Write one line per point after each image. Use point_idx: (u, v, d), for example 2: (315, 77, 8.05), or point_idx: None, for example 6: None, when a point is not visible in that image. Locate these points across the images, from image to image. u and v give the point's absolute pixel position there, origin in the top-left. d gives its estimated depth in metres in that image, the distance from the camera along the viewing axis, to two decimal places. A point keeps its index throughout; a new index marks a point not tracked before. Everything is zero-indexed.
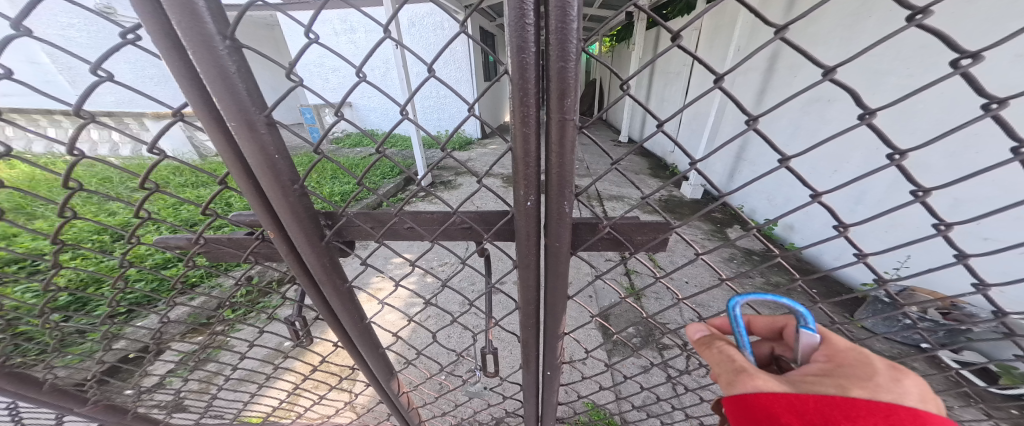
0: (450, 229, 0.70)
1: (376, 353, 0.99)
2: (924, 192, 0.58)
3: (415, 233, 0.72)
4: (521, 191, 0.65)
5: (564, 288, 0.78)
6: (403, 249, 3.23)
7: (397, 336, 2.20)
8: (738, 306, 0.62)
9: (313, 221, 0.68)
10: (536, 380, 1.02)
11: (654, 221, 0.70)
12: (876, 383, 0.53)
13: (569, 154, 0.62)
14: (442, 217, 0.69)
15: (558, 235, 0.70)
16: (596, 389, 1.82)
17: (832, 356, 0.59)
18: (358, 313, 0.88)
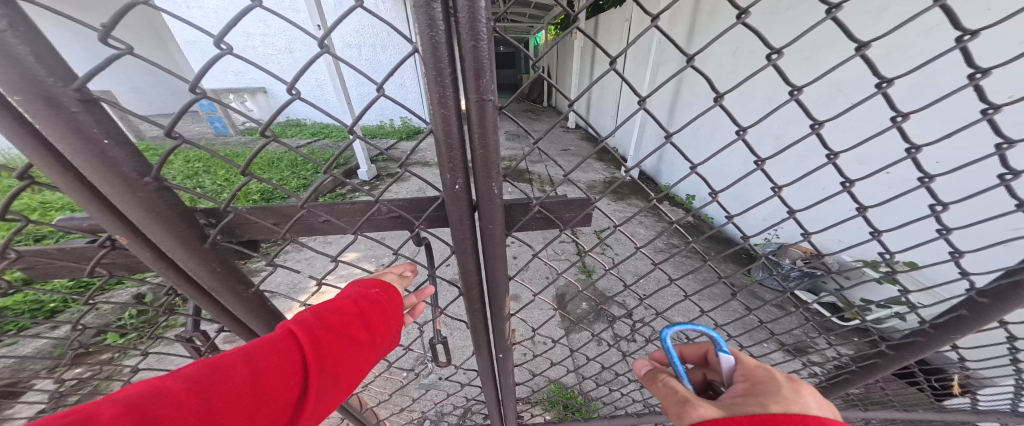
0: (377, 218, 0.67)
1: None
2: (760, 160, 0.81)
3: (333, 226, 0.67)
4: (448, 174, 0.65)
5: (507, 268, 0.80)
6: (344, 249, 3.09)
7: None
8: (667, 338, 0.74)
9: (192, 222, 0.58)
10: (491, 364, 1.04)
11: (577, 197, 0.75)
12: (784, 398, 0.60)
13: (491, 136, 0.64)
14: (364, 206, 0.65)
15: (491, 218, 0.72)
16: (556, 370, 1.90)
17: (748, 376, 0.68)
18: (271, 322, 0.81)
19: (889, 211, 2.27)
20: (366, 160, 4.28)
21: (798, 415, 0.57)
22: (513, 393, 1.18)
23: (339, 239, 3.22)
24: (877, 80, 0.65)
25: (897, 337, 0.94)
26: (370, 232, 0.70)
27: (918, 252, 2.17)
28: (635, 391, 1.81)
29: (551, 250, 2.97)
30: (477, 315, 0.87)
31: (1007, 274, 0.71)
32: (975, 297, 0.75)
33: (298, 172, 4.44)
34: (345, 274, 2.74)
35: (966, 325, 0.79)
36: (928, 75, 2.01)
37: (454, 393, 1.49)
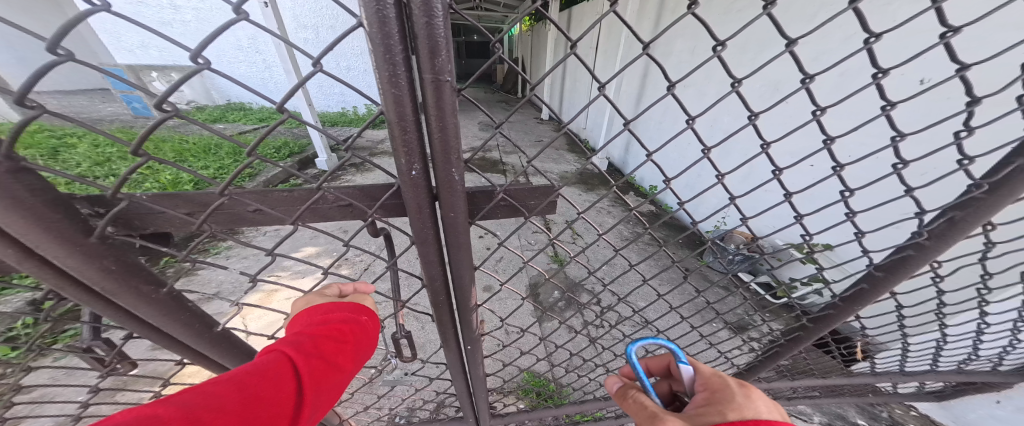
0: (322, 206, 0.61)
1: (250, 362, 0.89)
2: (709, 150, 0.85)
3: (267, 216, 0.59)
4: (403, 161, 0.61)
5: (471, 258, 0.77)
6: (304, 243, 2.94)
7: None
8: (632, 352, 0.77)
9: (71, 212, 0.48)
10: (460, 357, 1.02)
11: (542, 185, 0.74)
12: (738, 404, 0.64)
13: (450, 120, 0.60)
14: (304, 193, 0.58)
15: (453, 206, 0.69)
16: (531, 360, 1.93)
17: (706, 385, 0.72)
18: (194, 325, 0.70)
19: (807, 196, 2.50)
20: (326, 148, 4.06)
21: (750, 420, 0.61)
22: (485, 384, 1.17)
23: (297, 233, 3.05)
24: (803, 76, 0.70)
25: (814, 311, 1.08)
26: (313, 222, 0.62)
27: (834, 233, 2.37)
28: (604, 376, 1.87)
29: (521, 240, 2.98)
30: (443, 306, 0.84)
31: (896, 251, 0.86)
32: (873, 271, 0.90)
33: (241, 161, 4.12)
34: (304, 271, 2.60)
35: (865, 296, 0.94)
36: (845, 72, 2.19)
37: (423, 389, 1.47)
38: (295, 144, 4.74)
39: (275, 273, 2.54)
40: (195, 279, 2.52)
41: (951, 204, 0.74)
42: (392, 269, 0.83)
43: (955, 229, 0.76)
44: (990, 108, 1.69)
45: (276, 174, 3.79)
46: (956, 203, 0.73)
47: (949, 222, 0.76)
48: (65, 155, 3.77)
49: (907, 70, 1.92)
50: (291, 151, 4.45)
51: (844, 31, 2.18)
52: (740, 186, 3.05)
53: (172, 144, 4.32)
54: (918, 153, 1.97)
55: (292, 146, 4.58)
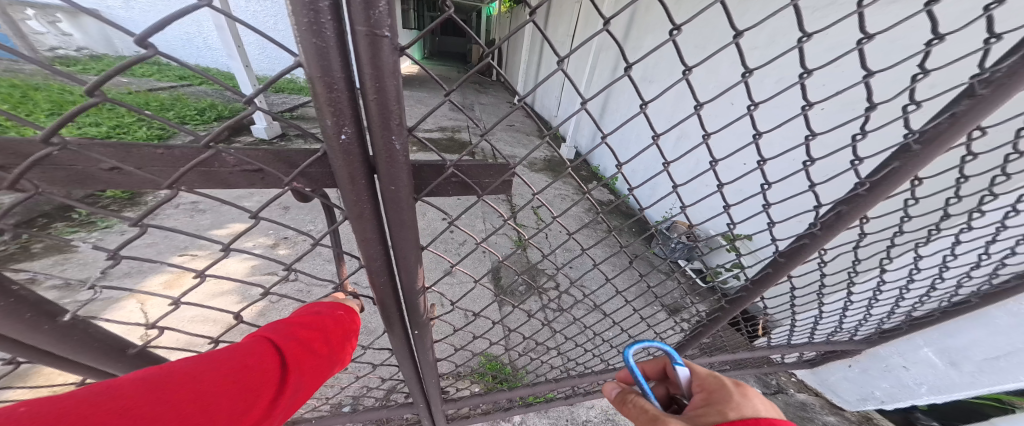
0: (219, 171, 0.48)
1: (121, 357, 0.70)
2: (657, 137, 0.81)
3: (134, 179, 0.45)
4: (329, 124, 0.51)
5: (418, 237, 0.71)
6: (237, 219, 2.67)
7: (230, 326, 1.88)
8: (631, 355, 0.81)
9: None
10: (408, 343, 0.98)
11: (497, 162, 0.69)
12: (738, 403, 0.67)
13: (389, 80, 0.50)
14: (189, 152, 0.45)
15: (394, 180, 0.61)
16: (478, 343, 1.92)
17: (703, 386, 0.75)
18: (24, 317, 0.51)
19: (736, 186, 2.71)
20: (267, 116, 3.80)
21: (751, 417, 0.64)
22: (435, 369, 1.13)
23: (226, 208, 2.76)
24: (746, 69, 0.68)
25: (731, 293, 1.23)
26: (204, 189, 0.49)
27: (752, 223, 2.62)
28: (556, 359, 1.92)
29: (478, 223, 2.95)
30: (386, 287, 0.77)
31: (795, 240, 0.97)
32: (777, 257, 1.02)
33: (147, 122, 3.66)
34: (234, 250, 2.37)
35: (770, 278, 1.08)
36: (780, 68, 2.42)
37: (363, 376, 1.39)
38: (230, 111, 4.27)
39: (187, 253, 2.28)
40: (72, 260, 2.19)
41: (841, 200, 0.84)
42: (331, 245, 0.75)
43: (841, 220, 0.86)
44: (881, 116, 1.88)
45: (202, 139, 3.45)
46: (843, 199, 0.83)
47: (836, 214, 0.86)
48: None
49: (828, 71, 2.12)
50: (218, 115, 4.13)
51: (787, 34, 2.38)
52: (685, 175, 3.25)
53: (44, 94, 3.64)
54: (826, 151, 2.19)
55: (221, 110, 4.28)
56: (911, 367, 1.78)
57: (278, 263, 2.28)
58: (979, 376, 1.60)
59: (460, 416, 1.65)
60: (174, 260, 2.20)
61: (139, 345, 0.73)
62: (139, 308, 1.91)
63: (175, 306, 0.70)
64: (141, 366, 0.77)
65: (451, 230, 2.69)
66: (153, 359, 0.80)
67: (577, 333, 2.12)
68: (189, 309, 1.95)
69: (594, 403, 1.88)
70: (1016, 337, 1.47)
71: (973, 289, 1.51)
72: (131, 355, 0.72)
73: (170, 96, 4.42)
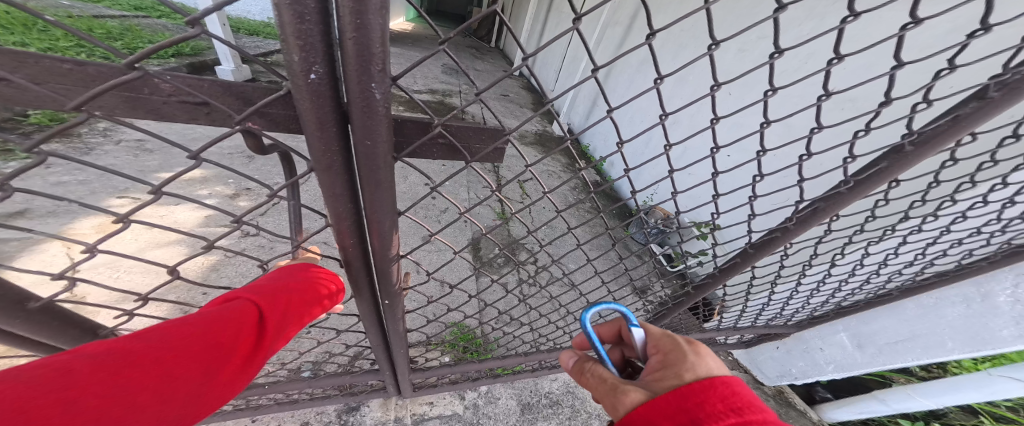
0: (149, 98, 0.38)
1: (21, 312, 0.55)
2: (666, 115, 0.75)
3: (15, 92, 0.31)
4: (293, 58, 0.42)
5: (396, 200, 0.64)
6: (192, 164, 2.43)
7: (176, 281, 1.77)
8: (588, 319, 0.78)
9: None
10: (377, 310, 0.93)
11: (490, 125, 0.63)
12: (692, 364, 0.66)
13: (374, 17, 0.41)
14: (109, 71, 0.33)
15: (372, 134, 0.52)
16: (443, 312, 1.91)
17: (658, 347, 0.74)
18: None
19: (730, 174, 2.69)
20: (232, 56, 3.43)
21: (705, 376, 0.63)
22: (405, 338, 1.10)
23: (179, 152, 2.51)
24: (773, 49, 0.62)
25: (698, 280, 1.25)
26: (125, 117, 0.38)
27: (734, 214, 2.68)
28: (528, 333, 1.94)
29: (462, 192, 2.87)
30: (355, 250, 0.71)
31: (767, 233, 0.98)
32: (748, 248, 1.04)
33: (89, 49, 3.21)
34: (187, 198, 2.18)
35: (735, 268, 1.09)
36: (807, 53, 2.33)
37: (323, 342, 1.35)
38: (189, 47, 3.81)
39: (126, 196, 2.08)
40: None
41: (820, 196, 0.85)
42: (286, 200, 0.66)
43: (815, 216, 0.87)
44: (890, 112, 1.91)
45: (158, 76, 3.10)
46: (824, 195, 0.83)
47: (812, 210, 0.86)
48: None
49: (861, 58, 2.07)
50: (178, 51, 3.69)
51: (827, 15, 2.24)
52: (681, 159, 3.19)
53: None
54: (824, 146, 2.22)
55: (181, 46, 3.78)
56: (826, 349, 1.95)
57: (233, 215, 2.13)
58: (877, 357, 1.78)
59: (427, 384, 1.66)
60: (109, 203, 2.00)
61: (44, 298, 0.57)
62: (63, 254, 1.74)
63: (91, 253, 0.58)
64: (49, 326, 0.61)
65: (433, 196, 2.60)
66: (71, 319, 0.66)
67: (550, 309, 2.14)
68: (123, 260, 1.79)
69: (557, 376, 1.94)
70: (918, 325, 1.62)
71: (897, 285, 1.61)
72: (34, 311, 0.57)
73: (120, 24, 3.89)
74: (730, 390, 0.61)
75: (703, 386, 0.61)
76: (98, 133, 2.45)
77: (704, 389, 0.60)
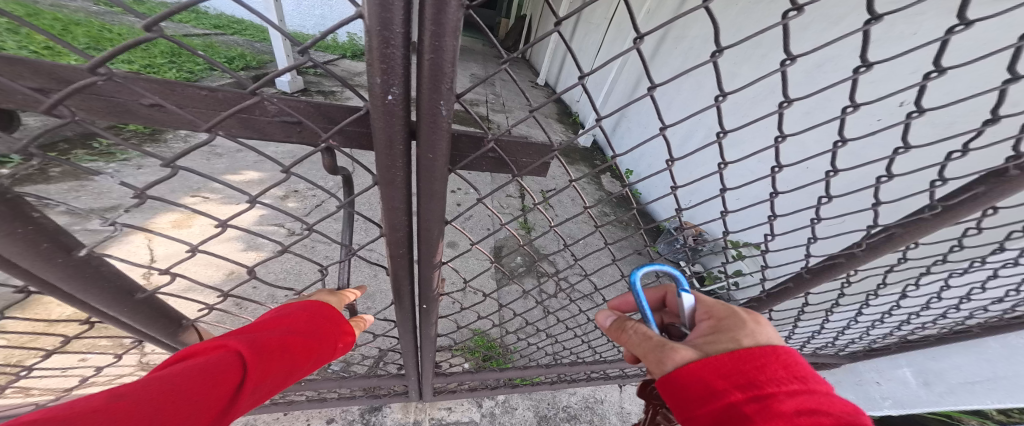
0: (259, 119, 0.46)
1: (132, 301, 0.68)
2: (724, 133, 0.73)
3: (172, 117, 0.42)
4: (374, 79, 0.46)
5: (444, 210, 0.68)
6: (251, 166, 2.61)
7: (235, 273, 1.90)
8: (637, 279, 0.75)
9: None
10: (413, 315, 0.96)
11: (539, 141, 0.66)
12: (751, 330, 0.64)
13: (449, 39, 0.44)
14: (234, 96, 0.43)
15: (434, 147, 0.57)
16: (473, 319, 1.94)
17: (710, 314, 0.71)
18: (57, 262, 0.53)
19: (790, 196, 2.60)
20: (290, 68, 3.70)
21: (766, 343, 0.62)
22: (434, 343, 1.12)
23: (241, 155, 2.71)
24: (858, 64, 0.60)
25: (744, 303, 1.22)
26: (242, 136, 0.48)
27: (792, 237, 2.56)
28: (550, 345, 1.93)
29: (496, 203, 2.92)
30: (403, 258, 0.74)
31: (827, 258, 0.94)
32: (803, 273, 1.01)
33: (175, 63, 3.53)
34: (246, 197, 2.34)
35: (787, 293, 1.07)
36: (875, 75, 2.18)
37: (364, 343, 1.41)
38: (254, 59, 4.14)
39: (198, 195, 2.25)
40: (88, 188, 2.16)
41: (898, 222, 0.80)
42: (346, 209, 0.73)
43: (888, 243, 0.83)
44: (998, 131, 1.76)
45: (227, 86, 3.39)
46: (902, 221, 0.79)
47: (887, 236, 0.82)
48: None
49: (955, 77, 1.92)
50: (246, 64, 3.99)
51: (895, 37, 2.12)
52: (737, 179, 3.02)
53: (84, 29, 3.57)
54: (908, 168, 2.07)
55: (249, 59, 4.08)
56: (882, 383, 1.88)
57: (285, 215, 2.26)
58: (945, 396, 1.69)
59: (446, 390, 1.68)
60: (184, 201, 2.17)
61: (147, 291, 0.70)
62: (142, 247, 1.90)
63: (191, 255, 0.69)
64: (147, 315, 0.74)
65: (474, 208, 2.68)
66: (166, 312, 0.78)
67: (573, 320, 2.13)
68: (191, 252, 1.95)
69: (576, 390, 1.91)
70: (1001, 366, 1.56)
71: (980, 320, 1.53)
72: (139, 301, 0.70)
73: (200, 41, 4.28)
74: (795, 360, 0.59)
75: (764, 352, 0.60)
76: (178, 138, 2.69)
77: (765, 355, 0.59)
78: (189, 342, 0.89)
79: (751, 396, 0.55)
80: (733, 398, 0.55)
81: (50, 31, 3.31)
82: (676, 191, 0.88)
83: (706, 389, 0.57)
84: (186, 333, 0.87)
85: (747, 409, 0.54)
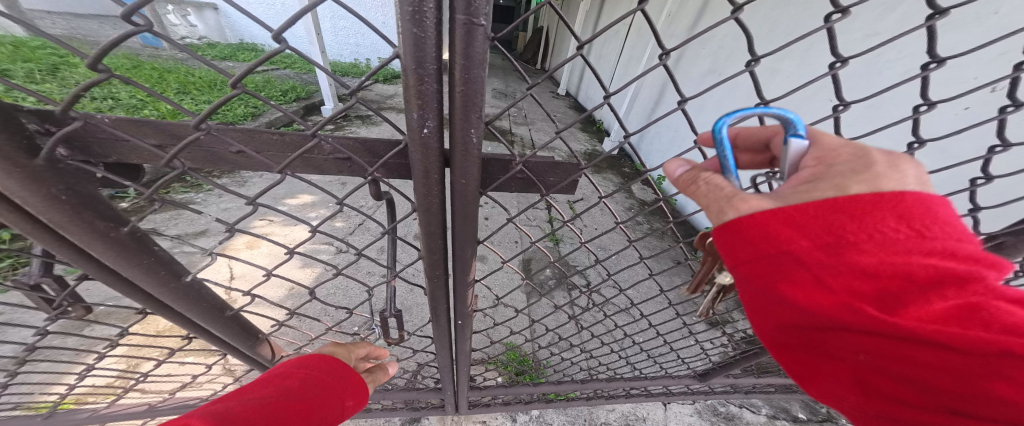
0: (315, 158, 0.55)
1: (222, 318, 0.80)
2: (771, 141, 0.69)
3: (252, 161, 0.53)
4: (413, 115, 0.50)
5: (476, 231, 0.71)
6: (305, 188, 2.83)
7: (294, 289, 2.05)
8: (725, 129, 0.48)
9: (15, 126, 0.39)
10: (449, 331, 0.99)
11: (566, 160, 0.67)
12: (878, 178, 0.45)
13: (477, 70, 0.48)
14: (297, 139, 0.52)
15: (466, 172, 0.60)
16: (512, 331, 1.96)
17: (825, 157, 0.48)
18: (172, 286, 0.67)
19: None
20: (334, 96, 4.01)
21: (893, 195, 0.44)
22: (469, 358, 1.15)
23: (294, 180, 2.96)
24: (929, 60, 0.56)
25: None
26: (303, 172, 0.57)
27: None
28: (585, 361, 1.90)
29: (525, 215, 2.96)
30: (440, 279, 0.79)
31: None
32: None
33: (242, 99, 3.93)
34: (302, 218, 2.54)
35: None
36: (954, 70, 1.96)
37: (408, 358, 1.47)
38: (302, 89, 4.52)
39: (264, 218, 2.49)
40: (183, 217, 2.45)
41: (1005, 230, 0.73)
42: (389, 234, 0.79)
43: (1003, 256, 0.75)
44: None
45: (280, 117, 3.72)
46: (1014, 229, 0.72)
47: (996, 246, 0.75)
48: (64, 73, 3.55)
49: None
50: (298, 96, 4.37)
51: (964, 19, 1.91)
52: None
53: (172, 75, 4.09)
54: (1006, 168, 1.85)
55: (299, 91, 4.46)
56: None
57: (332, 235, 2.42)
58: None
59: (480, 403, 1.68)
60: (253, 225, 2.41)
61: (234, 308, 0.83)
62: (226, 266, 2.11)
63: (265, 275, 0.79)
64: (234, 330, 0.86)
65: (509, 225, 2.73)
66: (247, 328, 0.89)
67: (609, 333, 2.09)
68: (257, 270, 2.14)
69: (615, 406, 1.85)
70: None
71: None
72: (229, 317, 0.82)
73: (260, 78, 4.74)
74: (914, 213, 0.43)
75: (877, 199, 0.43)
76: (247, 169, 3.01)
77: (876, 203, 0.43)
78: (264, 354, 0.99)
79: (823, 248, 0.43)
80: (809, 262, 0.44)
81: (140, 79, 3.80)
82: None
83: (767, 242, 0.45)
84: (262, 346, 0.96)
85: (828, 274, 0.43)
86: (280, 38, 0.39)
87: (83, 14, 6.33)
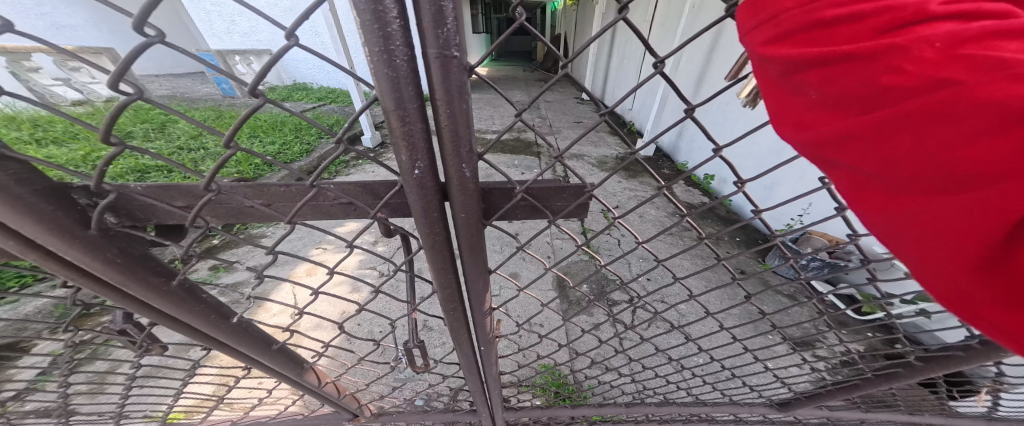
0: (322, 204, 0.58)
1: (269, 351, 0.82)
2: None
3: (263, 212, 0.57)
4: (408, 159, 0.51)
5: (486, 262, 0.70)
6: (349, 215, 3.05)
7: (346, 311, 2.20)
8: None
9: (69, 204, 0.44)
10: (474, 358, 0.98)
11: (572, 183, 0.64)
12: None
13: (458, 104, 0.48)
14: (300, 189, 0.55)
15: (467, 207, 0.59)
16: (552, 349, 1.93)
17: None
18: (222, 327, 0.70)
19: None
20: (371, 126, 4.32)
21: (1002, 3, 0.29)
22: (499, 383, 1.14)
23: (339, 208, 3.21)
24: None
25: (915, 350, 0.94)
26: (311, 218, 0.60)
27: None
28: (629, 384, 1.77)
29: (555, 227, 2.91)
30: (456, 310, 0.79)
31: None
32: None
33: (298, 136, 4.40)
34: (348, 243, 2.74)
35: None
36: None
37: (442, 381, 1.49)
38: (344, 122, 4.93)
39: (320, 247, 2.74)
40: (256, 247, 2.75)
41: None
42: (406, 268, 0.81)
43: None
44: None
45: (328, 151, 4.08)
46: None
47: None
48: (170, 130, 4.24)
49: None
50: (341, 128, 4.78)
51: None
52: None
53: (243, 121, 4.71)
54: None
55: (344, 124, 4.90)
56: None
57: (377, 259, 2.58)
58: None
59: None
60: (311, 253, 2.66)
61: (280, 341, 0.85)
62: (293, 292, 2.34)
63: (302, 308, 0.84)
64: (285, 361, 0.89)
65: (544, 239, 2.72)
66: (293, 358, 0.92)
67: (654, 350, 1.95)
68: (314, 295, 2.34)
69: None
70: None
71: None
72: (276, 350, 0.85)
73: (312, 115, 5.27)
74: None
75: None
76: None
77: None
78: (310, 382, 1.00)
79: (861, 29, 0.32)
80: (776, 18, 0.37)
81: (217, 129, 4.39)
82: (759, 215, 0.74)
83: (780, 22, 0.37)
84: (308, 374, 0.98)
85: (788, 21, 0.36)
86: (255, 93, 0.42)
87: (181, 79, 7.68)
